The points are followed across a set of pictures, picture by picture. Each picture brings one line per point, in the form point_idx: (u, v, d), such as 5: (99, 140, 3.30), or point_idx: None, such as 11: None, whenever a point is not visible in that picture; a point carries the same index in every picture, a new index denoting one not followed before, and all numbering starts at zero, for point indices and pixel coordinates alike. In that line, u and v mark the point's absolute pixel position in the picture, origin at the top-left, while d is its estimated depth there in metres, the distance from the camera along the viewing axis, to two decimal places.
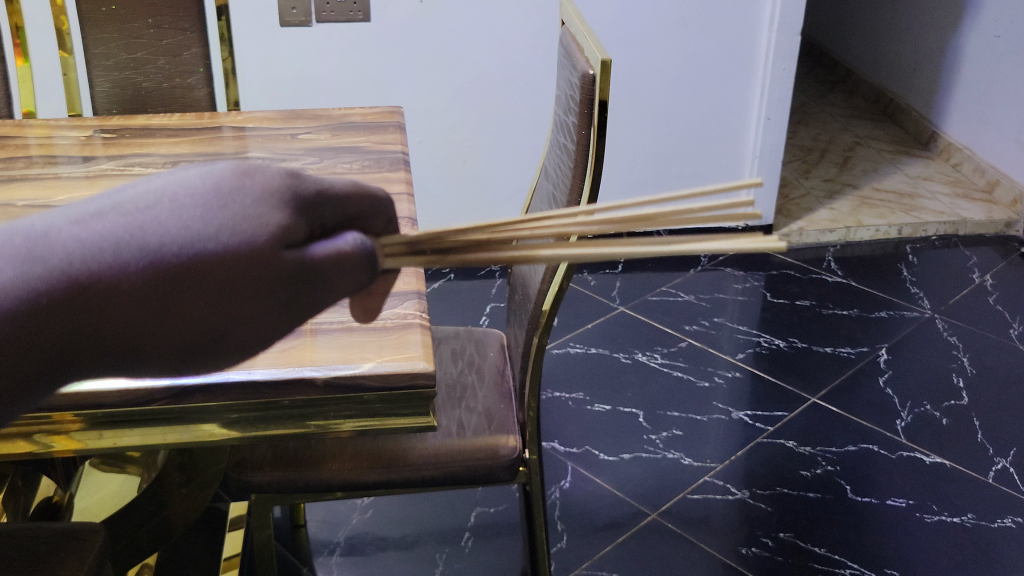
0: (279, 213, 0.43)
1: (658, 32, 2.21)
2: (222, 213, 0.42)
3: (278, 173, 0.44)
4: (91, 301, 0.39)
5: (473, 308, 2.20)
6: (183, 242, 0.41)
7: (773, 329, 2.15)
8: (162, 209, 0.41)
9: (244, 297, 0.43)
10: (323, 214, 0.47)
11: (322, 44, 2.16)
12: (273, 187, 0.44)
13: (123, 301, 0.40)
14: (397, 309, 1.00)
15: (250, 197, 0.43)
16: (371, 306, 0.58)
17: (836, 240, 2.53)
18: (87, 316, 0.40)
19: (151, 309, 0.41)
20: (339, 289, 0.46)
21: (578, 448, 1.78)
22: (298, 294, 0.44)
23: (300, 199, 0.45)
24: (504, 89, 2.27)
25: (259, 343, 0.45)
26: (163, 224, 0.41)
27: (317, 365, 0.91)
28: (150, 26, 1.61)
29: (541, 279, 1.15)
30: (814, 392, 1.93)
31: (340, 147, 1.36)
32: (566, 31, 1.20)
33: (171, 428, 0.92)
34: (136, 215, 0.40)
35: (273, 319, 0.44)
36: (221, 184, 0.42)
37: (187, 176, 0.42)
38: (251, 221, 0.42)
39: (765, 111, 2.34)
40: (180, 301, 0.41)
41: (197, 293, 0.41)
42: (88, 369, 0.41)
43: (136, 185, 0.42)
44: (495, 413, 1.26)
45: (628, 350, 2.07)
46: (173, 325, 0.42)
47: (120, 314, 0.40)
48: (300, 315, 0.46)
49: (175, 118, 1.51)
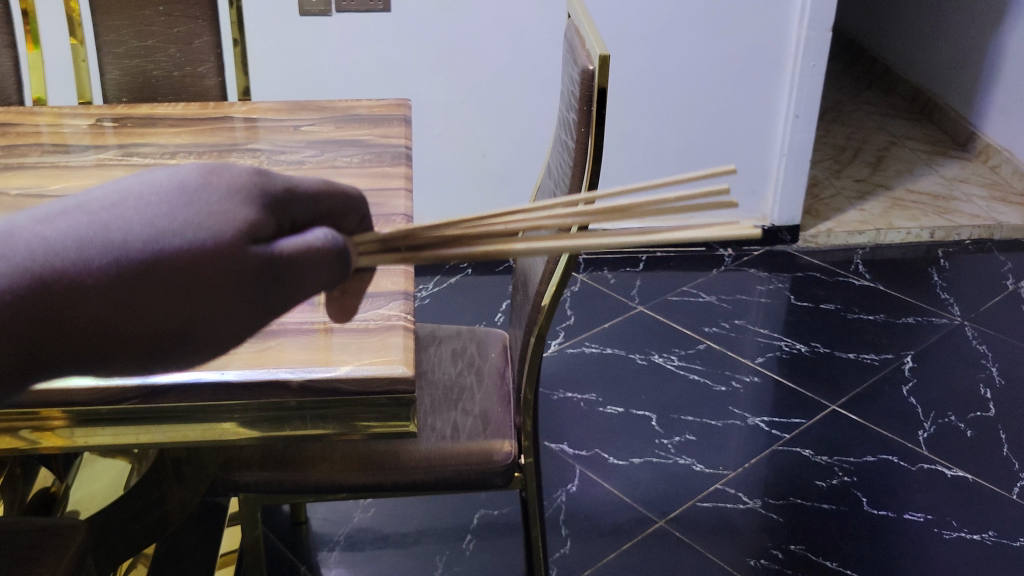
0: (244, 210, 0.44)
1: (683, 26, 2.16)
2: (187, 210, 0.42)
3: (245, 173, 0.45)
4: (55, 298, 0.38)
5: (488, 305, 2.17)
6: (148, 238, 0.41)
7: (796, 332, 2.10)
8: (127, 206, 0.41)
9: (212, 292, 0.42)
10: (295, 211, 0.48)
11: (342, 34, 2.14)
12: (239, 186, 0.44)
13: (87, 296, 0.39)
14: (381, 310, 0.96)
15: (216, 194, 0.43)
16: (348, 305, 0.53)
17: (866, 242, 2.46)
18: (51, 314, 0.39)
19: (115, 305, 0.40)
20: (315, 284, 0.46)
21: (587, 451, 1.75)
22: (271, 292, 0.44)
23: (268, 198, 0.46)
24: (526, 83, 2.23)
25: (229, 340, 0.44)
26: (128, 221, 0.40)
27: (292, 367, 0.88)
28: (161, 14, 1.59)
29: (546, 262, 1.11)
30: (834, 400, 1.88)
31: (343, 140, 1.33)
32: (570, 24, 1.16)
33: (144, 428, 0.89)
34: (101, 214, 0.40)
35: (243, 315, 0.44)
36: (186, 183, 0.43)
37: (155, 177, 0.43)
38: (216, 216, 0.43)
39: (794, 109, 2.27)
40: (146, 298, 0.41)
41: (162, 291, 0.41)
42: (55, 368, 0.40)
43: (101, 188, 0.42)
44: (492, 416, 1.22)
45: (644, 352, 2.02)
46: (139, 320, 0.41)
47: (87, 311, 0.39)
48: (276, 312, 0.46)
49: (180, 108, 1.48)
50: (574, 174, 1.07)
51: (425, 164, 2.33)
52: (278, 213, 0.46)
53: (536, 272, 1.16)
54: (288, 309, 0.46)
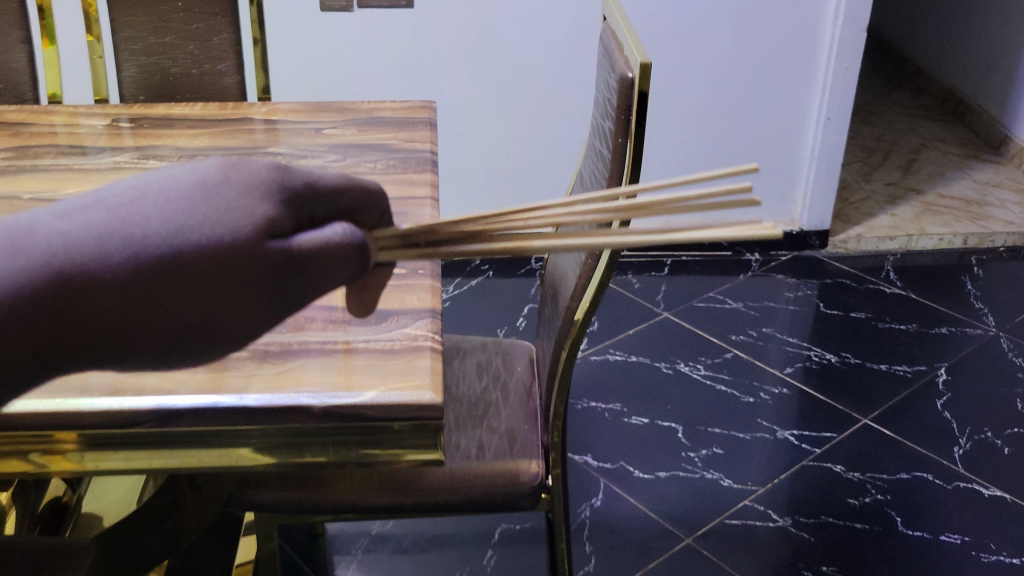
0: (265, 205, 0.51)
1: (713, 24, 2.10)
2: (205, 204, 0.49)
3: (264, 169, 0.52)
4: (77, 287, 0.44)
5: (510, 310, 2.12)
6: (170, 232, 0.47)
7: (825, 342, 2.04)
8: (147, 203, 0.47)
9: (234, 285, 0.49)
10: (310, 207, 0.55)
11: (363, 32, 2.09)
12: (259, 182, 0.51)
13: (113, 288, 0.45)
14: (407, 329, 0.91)
15: (236, 190, 0.50)
16: (367, 299, 0.61)
17: (897, 248, 2.40)
18: (84, 307, 0.44)
19: (146, 297, 0.46)
20: (337, 279, 0.53)
21: (612, 464, 1.70)
22: (291, 283, 0.51)
23: (286, 193, 0.53)
24: (551, 81, 2.18)
25: (251, 331, 0.51)
26: (148, 216, 0.47)
27: (314, 391, 0.83)
28: (179, 10, 1.55)
29: (580, 272, 1.06)
30: (866, 414, 1.82)
31: (366, 144, 1.28)
32: (606, 27, 1.10)
33: (156, 453, 0.84)
34: (118, 210, 0.47)
35: (266, 306, 0.50)
36: (205, 179, 0.50)
37: (175, 175, 0.50)
38: (236, 211, 0.49)
39: (826, 111, 2.21)
40: (173, 290, 0.47)
41: (187, 281, 0.47)
42: (92, 359, 0.46)
43: (122, 187, 0.48)
44: (519, 434, 1.18)
45: (669, 360, 1.97)
46: (162, 312, 0.47)
47: (122, 303, 0.45)
48: (293, 307, 0.52)
49: (198, 108, 1.44)
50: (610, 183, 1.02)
51: (446, 163, 2.28)
52: (298, 208, 0.54)
53: (569, 284, 1.11)
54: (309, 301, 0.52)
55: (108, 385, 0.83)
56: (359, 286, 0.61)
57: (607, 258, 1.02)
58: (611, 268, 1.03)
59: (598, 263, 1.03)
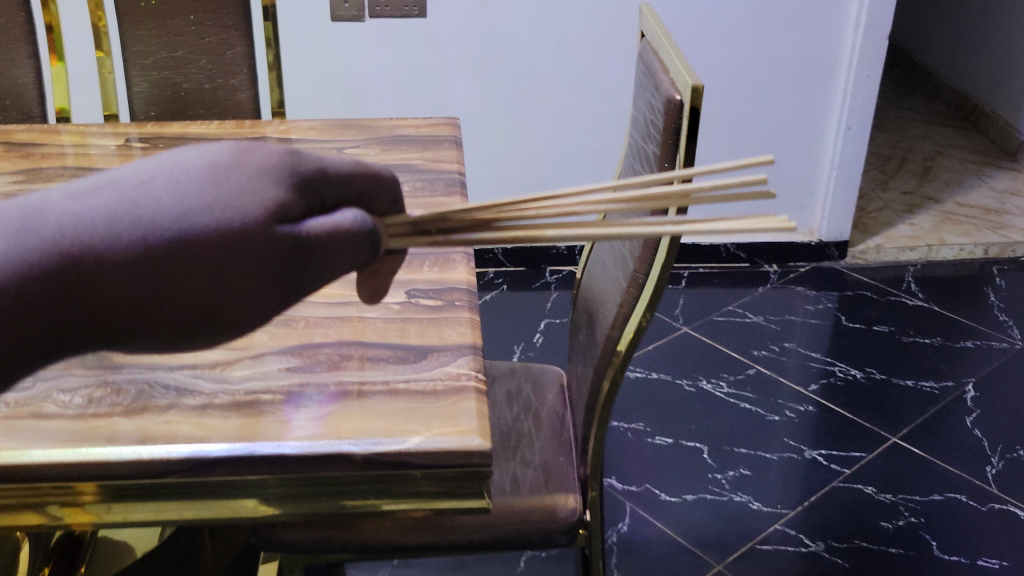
0: (275, 190, 0.59)
1: (732, 33, 2.06)
2: (216, 187, 0.57)
3: (274, 155, 0.61)
4: (97, 259, 0.52)
5: (526, 325, 2.08)
6: (183, 213, 0.55)
7: (849, 357, 2.00)
8: (160, 185, 0.55)
9: (244, 264, 0.57)
10: (320, 193, 0.63)
11: (375, 42, 2.05)
12: (268, 168, 0.60)
13: (126, 266, 0.53)
14: (449, 367, 0.87)
15: (245, 175, 0.58)
16: (377, 287, 0.71)
17: (917, 258, 2.36)
18: (105, 278, 0.52)
19: (162, 270, 0.54)
20: (342, 261, 0.61)
21: (637, 487, 1.65)
22: (296, 263, 0.59)
23: (295, 179, 0.61)
24: (565, 93, 2.14)
25: (258, 305, 0.59)
26: (163, 199, 0.55)
27: (356, 437, 0.78)
28: (192, 23, 1.50)
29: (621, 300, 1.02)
30: (895, 432, 1.78)
31: (390, 164, 1.23)
32: (647, 45, 1.06)
33: (188, 503, 0.79)
34: (132, 191, 0.55)
35: (273, 283, 0.59)
36: (216, 164, 0.58)
37: (189, 160, 0.58)
38: (246, 196, 0.57)
39: (846, 119, 2.17)
40: (187, 265, 0.55)
41: (199, 258, 0.55)
42: (114, 325, 0.54)
43: (138, 169, 0.56)
44: (554, 468, 1.13)
45: (691, 377, 1.93)
46: (171, 292, 0.55)
47: (141, 276, 0.53)
48: (298, 289, 0.61)
49: (214, 125, 1.39)
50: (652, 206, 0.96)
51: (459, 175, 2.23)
52: (308, 194, 0.62)
53: (609, 312, 1.07)
54: (315, 279, 0.60)
55: (137, 433, 0.79)
56: (370, 274, 0.70)
57: (652, 287, 0.97)
58: (657, 298, 0.98)
59: (641, 293, 0.99)
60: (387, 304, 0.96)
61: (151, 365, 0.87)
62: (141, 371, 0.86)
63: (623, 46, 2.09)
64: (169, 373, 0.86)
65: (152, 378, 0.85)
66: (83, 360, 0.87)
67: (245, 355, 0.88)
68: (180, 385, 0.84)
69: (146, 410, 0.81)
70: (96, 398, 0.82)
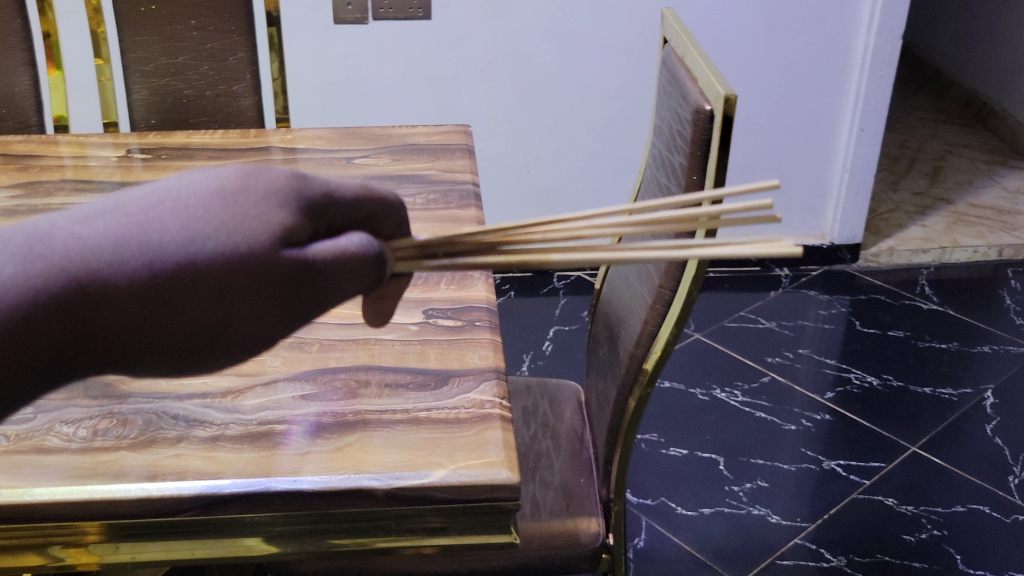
0: (285, 214, 0.52)
1: (745, 33, 2.02)
2: (224, 211, 0.50)
3: (284, 177, 0.54)
4: (96, 292, 0.45)
5: (535, 332, 2.04)
6: (190, 239, 0.48)
7: (864, 363, 1.96)
8: (166, 208, 0.49)
9: (252, 294, 0.50)
10: (329, 216, 0.56)
11: (379, 44, 2.01)
12: (277, 189, 0.53)
13: (127, 297, 0.46)
14: (471, 394, 0.83)
15: (255, 197, 0.51)
16: (383, 308, 0.64)
17: (930, 261, 2.33)
18: (104, 312, 0.46)
19: (167, 303, 0.48)
20: (348, 288, 0.55)
21: (653, 500, 1.61)
22: (304, 292, 0.53)
23: (303, 202, 0.54)
24: (573, 95, 2.10)
25: (264, 334, 0.53)
26: (168, 223, 0.48)
27: (376, 471, 0.74)
28: (193, 28, 1.45)
29: (646, 317, 0.98)
30: (914, 441, 1.74)
31: (402, 175, 1.19)
32: (671, 53, 1.02)
33: (201, 540, 0.75)
34: (137, 215, 0.48)
35: (280, 313, 0.52)
36: (224, 185, 0.51)
37: (194, 179, 0.51)
38: (256, 219, 0.51)
39: (859, 121, 2.13)
40: (192, 297, 0.49)
41: (206, 289, 0.49)
42: (110, 360, 0.48)
43: (141, 190, 0.49)
44: (576, 490, 1.09)
45: (704, 386, 1.89)
46: (175, 321, 0.49)
47: (145, 310, 0.47)
48: (307, 315, 0.54)
49: (217, 135, 1.35)
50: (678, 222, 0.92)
51: None
52: (315, 217, 0.55)
53: (634, 326, 1.03)
54: (322, 307, 0.54)
55: (145, 468, 0.74)
56: (376, 297, 0.63)
57: (680, 305, 0.93)
58: (686, 316, 0.94)
59: (668, 311, 0.95)
60: (404, 324, 0.92)
61: (159, 395, 0.82)
62: (149, 401, 0.82)
63: (632, 48, 2.04)
64: (178, 403, 0.81)
65: (161, 409, 0.81)
66: (87, 389, 0.83)
67: (257, 382, 0.84)
68: (190, 415, 0.80)
69: (155, 443, 0.77)
70: (101, 431, 0.78)
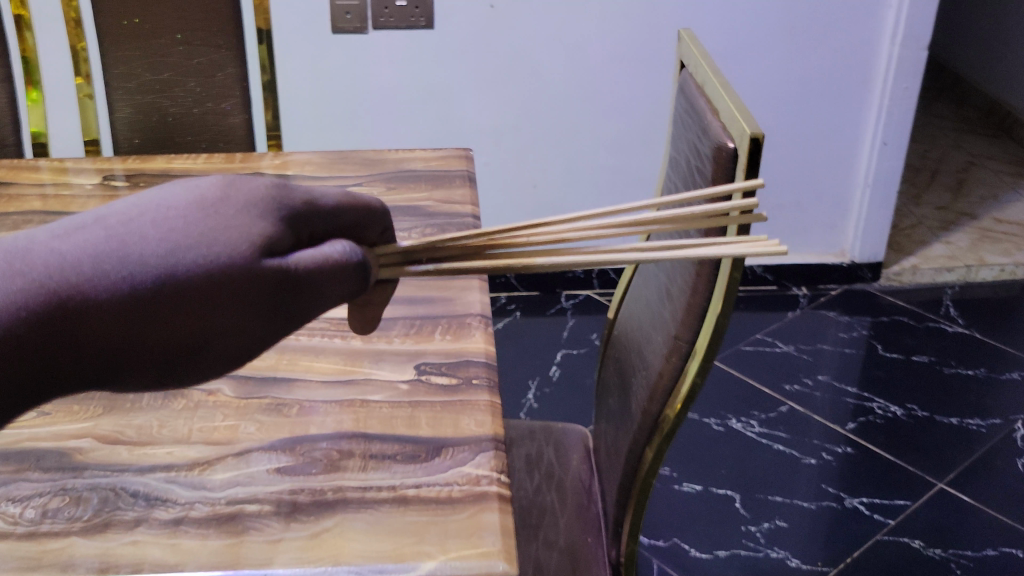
0: (267, 225, 0.57)
1: (763, 43, 1.93)
2: (205, 222, 0.55)
3: (264, 187, 0.58)
4: (85, 305, 0.50)
5: (542, 356, 1.95)
6: (172, 252, 0.53)
7: (887, 391, 1.87)
8: (148, 221, 0.53)
9: (236, 305, 0.55)
10: (312, 225, 0.61)
11: (379, 54, 1.92)
12: (257, 201, 0.57)
13: (109, 309, 0.50)
14: (465, 467, 0.74)
15: (235, 208, 0.56)
16: (368, 316, 0.71)
17: (954, 280, 2.24)
18: (95, 323, 0.50)
19: (151, 315, 0.52)
20: (334, 294, 0.60)
21: (665, 541, 1.53)
22: (287, 302, 0.57)
23: (284, 212, 0.59)
24: (583, 106, 2.01)
25: (247, 343, 0.57)
26: (150, 237, 0.53)
27: (355, 564, 0.65)
28: (178, 43, 1.37)
29: (661, 370, 0.89)
30: (941, 477, 1.65)
31: (396, 205, 1.10)
32: (689, 78, 0.93)
33: None
34: (117, 229, 0.52)
35: (264, 321, 0.57)
36: (204, 198, 0.56)
37: (175, 193, 0.55)
38: (233, 230, 0.55)
39: (881, 135, 2.03)
40: (174, 308, 0.53)
41: (189, 300, 0.53)
42: (101, 369, 0.52)
43: (123, 205, 0.54)
44: (581, 551, 1.01)
45: (719, 416, 1.81)
46: (156, 332, 0.53)
47: (129, 321, 0.51)
48: (288, 324, 0.59)
49: (202, 160, 1.26)
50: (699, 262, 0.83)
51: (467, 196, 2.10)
52: (298, 227, 0.60)
53: (649, 375, 0.94)
54: (304, 313, 0.59)
55: (97, 559, 0.66)
56: (361, 304, 0.71)
57: (698, 364, 0.84)
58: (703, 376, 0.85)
59: (687, 367, 0.86)
60: (394, 383, 0.83)
61: (118, 467, 0.74)
62: (106, 474, 0.73)
63: (645, 60, 1.95)
64: (139, 478, 0.73)
65: (119, 484, 0.72)
66: (39, 460, 0.75)
67: (229, 452, 0.75)
68: (151, 493, 0.71)
69: (110, 528, 0.68)
70: (52, 512, 0.70)
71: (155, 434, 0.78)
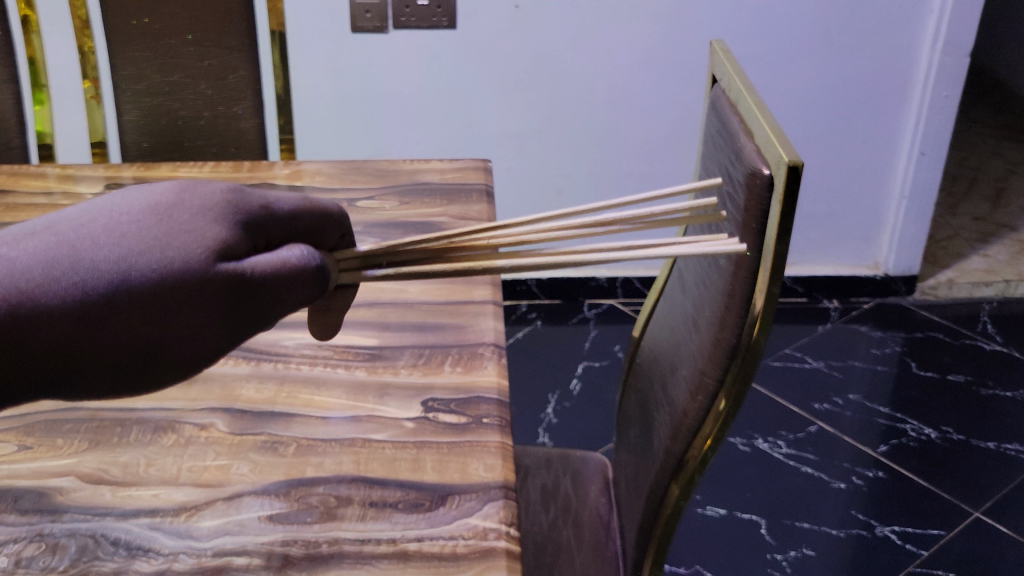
0: (221, 229, 0.54)
1: (798, 48, 1.86)
2: (158, 226, 0.52)
3: (220, 191, 0.56)
4: (32, 311, 0.47)
5: (562, 368, 1.89)
6: (124, 256, 0.50)
7: (921, 412, 1.79)
8: (100, 226, 0.51)
9: (193, 310, 0.52)
10: (270, 230, 0.59)
11: (400, 55, 1.87)
12: (212, 205, 0.55)
13: (58, 317, 0.48)
14: (472, 518, 0.68)
15: (189, 213, 0.54)
16: (328, 321, 0.71)
17: (992, 295, 2.17)
18: (42, 330, 0.47)
19: (101, 321, 0.49)
20: (296, 299, 0.57)
21: (687, 568, 1.46)
22: (245, 310, 0.54)
23: (240, 216, 0.56)
24: (609, 110, 1.94)
25: (208, 351, 0.54)
26: (102, 242, 0.50)
27: None
28: (189, 44, 1.32)
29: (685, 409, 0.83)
30: (976, 506, 1.58)
31: (409, 221, 1.05)
32: (723, 95, 0.87)
33: None
34: (67, 235, 0.50)
35: (224, 327, 0.54)
36: (158, 203, 0.54)
37: (129, 199, 0.53)
38: (188, 234, 0.53)
39: (918, 144, 1.96)
40: (126, 314, 0.50)
41: (141, 306, 0.50)
42: (52, 379, 0.49)
43: (76, 211, 0.52)
44: None
45: (746, 435, 1.74)
46: (111, 339, 0.50)
47: (80, 328, 0.49)
48: (250, 331, 0.56)
49: (208, 167, 1.21)
50: (728, 294, 0.76)
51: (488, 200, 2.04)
52: (256, 233, 0.58)
53: (673, 411, 0.88)
54: (266, 319, 0.56)
55: None
56: (322, 311, 0.71)
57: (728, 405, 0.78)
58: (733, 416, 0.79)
59: (716, 409, 0.80)
60: (399, 421, 0.78)
61: (100, 511, 0.69)
62: (86, 519, 0.68)
63: (675, 64, 1.88)
64: (122, 523, 0.68)
65: (100, 530, 0.67)
66: (17, 501, 0.70)
67: (219, 495, 0.70)
68: (132, 541, 0.66)
69: None
70: (25, 560, 0.65)
71: (142, 473, 0.72)
